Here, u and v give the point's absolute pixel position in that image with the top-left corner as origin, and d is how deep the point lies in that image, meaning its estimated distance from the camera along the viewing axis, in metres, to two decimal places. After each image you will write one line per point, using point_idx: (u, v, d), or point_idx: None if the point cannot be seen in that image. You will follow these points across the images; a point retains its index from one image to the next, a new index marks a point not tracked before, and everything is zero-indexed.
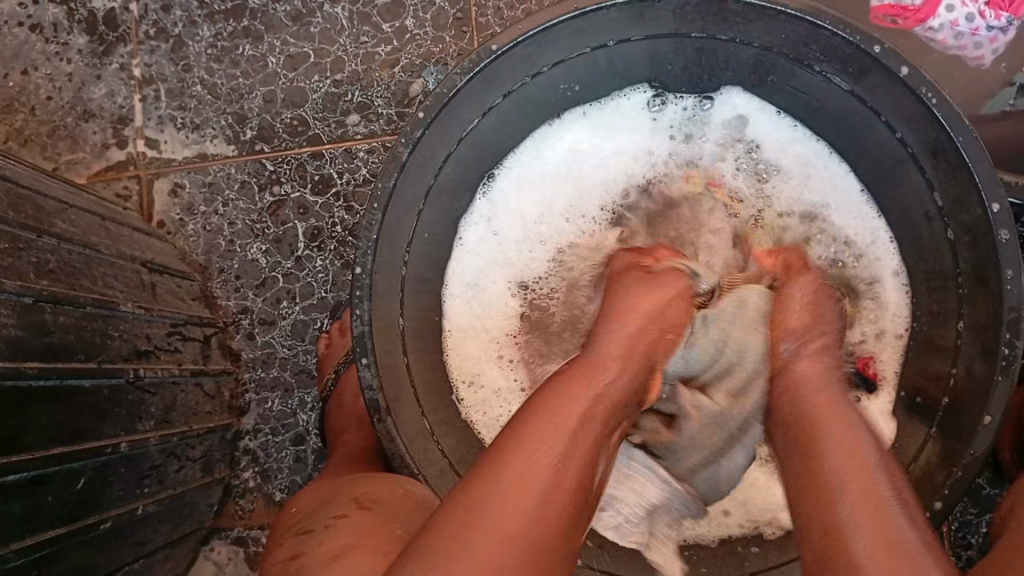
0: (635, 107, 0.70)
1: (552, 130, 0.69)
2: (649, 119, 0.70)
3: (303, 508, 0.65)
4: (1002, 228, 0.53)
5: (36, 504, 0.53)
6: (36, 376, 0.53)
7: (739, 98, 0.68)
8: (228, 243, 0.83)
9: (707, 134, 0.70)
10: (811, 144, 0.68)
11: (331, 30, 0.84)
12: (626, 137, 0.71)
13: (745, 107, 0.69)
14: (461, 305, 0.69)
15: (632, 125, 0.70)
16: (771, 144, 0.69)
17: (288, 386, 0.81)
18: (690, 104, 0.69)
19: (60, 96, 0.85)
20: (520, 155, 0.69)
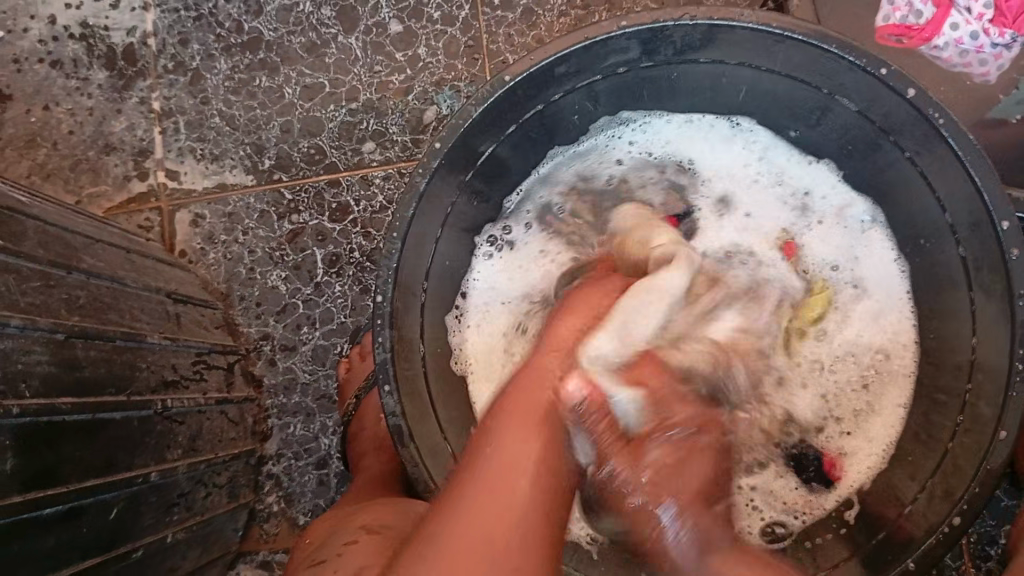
0: (713, 134, 0.71)
1: (622, 130, 0.71)
2: (722, 143, 0.72)
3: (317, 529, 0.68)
4: (1012, 246, 0.54)
5: (70, 535, 0.54)
6: (70, 411, 0.54)
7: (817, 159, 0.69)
8: (249, 270, 0.84)
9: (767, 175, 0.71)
10: (856, 209, 0.68)
11: (346, 60, 0.86)
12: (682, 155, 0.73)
13: (816, 165, 0.69)
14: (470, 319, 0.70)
15: (709, 148, 0.72)
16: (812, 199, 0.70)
17: (309, 411, 0.82)
18: (765, 140, 0.70)
19: (82, 130, 0.88)
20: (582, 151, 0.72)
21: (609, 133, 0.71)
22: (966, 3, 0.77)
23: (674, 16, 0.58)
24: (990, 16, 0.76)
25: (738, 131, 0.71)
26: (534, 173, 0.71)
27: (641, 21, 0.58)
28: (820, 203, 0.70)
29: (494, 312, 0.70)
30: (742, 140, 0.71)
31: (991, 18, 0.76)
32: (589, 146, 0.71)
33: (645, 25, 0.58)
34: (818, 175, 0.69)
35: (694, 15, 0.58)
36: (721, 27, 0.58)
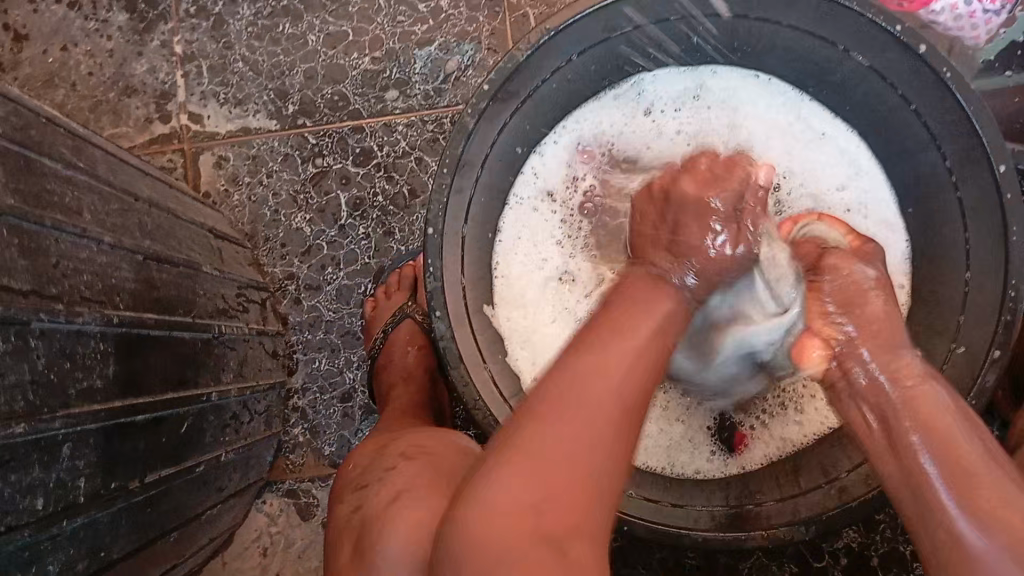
0: (763, 86, 0.74)
1: (645, 74, 0.74)
2: (738, 102, 0.74)
3: (354, 462, 0.64)
4: (1007, 189, 0.60)
5: (153, 443, 0.57)
6: (152, 326, 0.57)
7: (850, 133, 0.73)
8: (273, 212, 0.87)
9: (800, 130, 0.74)
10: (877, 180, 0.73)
11: (369, 10, 0.88)
12: (737, 105, 0.75)
13: (848, 136, 0.73)
14: (508, 252, 0.75)
15: (748, 106, 0.74)
16: (854, 165, 0.73)
17: (334, 347, 0.86)
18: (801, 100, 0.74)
19: (102, 72, 0.89)
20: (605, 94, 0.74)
21: (641, 83, 0.75)
22: None
23: None
24: None
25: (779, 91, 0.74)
26: (580, 112, 0.75)
27: None
28: (863, 167, 0.73)
29: (534, 211, 0.76)
30: (784, 96, 0.74)
31: None
32: (624, 88, 0.74)
33: None
34: (848, 141, 0.73)
35: None
36: None
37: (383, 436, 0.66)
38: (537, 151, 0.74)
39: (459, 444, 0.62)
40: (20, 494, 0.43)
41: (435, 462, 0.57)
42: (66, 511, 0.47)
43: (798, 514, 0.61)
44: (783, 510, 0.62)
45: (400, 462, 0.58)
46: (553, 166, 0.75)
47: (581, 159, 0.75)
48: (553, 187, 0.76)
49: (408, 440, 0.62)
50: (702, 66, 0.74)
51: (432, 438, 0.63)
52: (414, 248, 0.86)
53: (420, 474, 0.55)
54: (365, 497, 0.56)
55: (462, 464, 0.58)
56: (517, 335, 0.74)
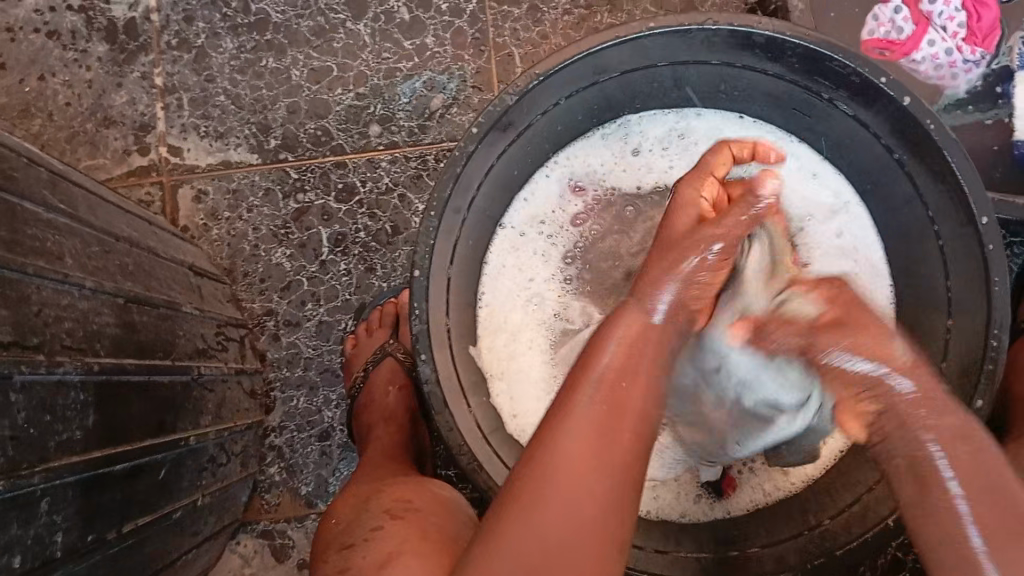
0: (750, 128, 0.74)
1: (633, 115, 0.75)
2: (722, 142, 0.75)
3: (339, 516, 0.63)
4: (989, 241, 0.59)
5: (131, 492, 0.55)
6: (133, 371, 0.56)
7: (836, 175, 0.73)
8: (253, 247, 0.86)
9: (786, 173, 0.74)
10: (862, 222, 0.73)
11: (354, 46, 0.88)
12: None
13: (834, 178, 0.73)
14: (494, 286, 0.74)
15: None
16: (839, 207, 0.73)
17: (313, 384, 0.85)
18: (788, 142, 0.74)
19: (80, 102, 0.88)
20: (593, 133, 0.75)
21: (628, 123, 0.75)
22: (942, 21, 0.78)
23: (698, 21, 0.62)
24: (963, 35, 0.78)
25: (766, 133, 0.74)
26: (568, 149, 0.75)
27: (667, 23, 0.62)
28: (849, 211, 0.73)
29: (519, 243, 0.75)
30: (771, 138, 0.74)
31: (964, 36, 0.78)
32: (612, 126, 0.75)
33: (671, 28, 0.62)
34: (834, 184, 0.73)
35: (716, 20, 0.62)
36: (739, 33, 0.63)
37: (367, 488, 0.65)
38: (523, 186, 0.74)
39: (445, 502, 0.62)
40: None
41: (419, 523, 0.56)
42: (43, 567, 0.46)
43: (782, 563, 0.60)
44: (766, 560, 0.61)
45: (385, 523, 0.57)
46: (541, 201, 0.75)
47: (568, 195, 0.76)
48: (539, 220, 0.75)
49: (392, 495, 0.61)
50: (689, 108, 0.74)
51: (417, 493, 0.62)
52: (396, 285, 0.86)
53: (408, 537, 0.54)
54: (353, 559, 0.55)
55: (448, 526, 0.58)
56: (504, 369, 0.73)
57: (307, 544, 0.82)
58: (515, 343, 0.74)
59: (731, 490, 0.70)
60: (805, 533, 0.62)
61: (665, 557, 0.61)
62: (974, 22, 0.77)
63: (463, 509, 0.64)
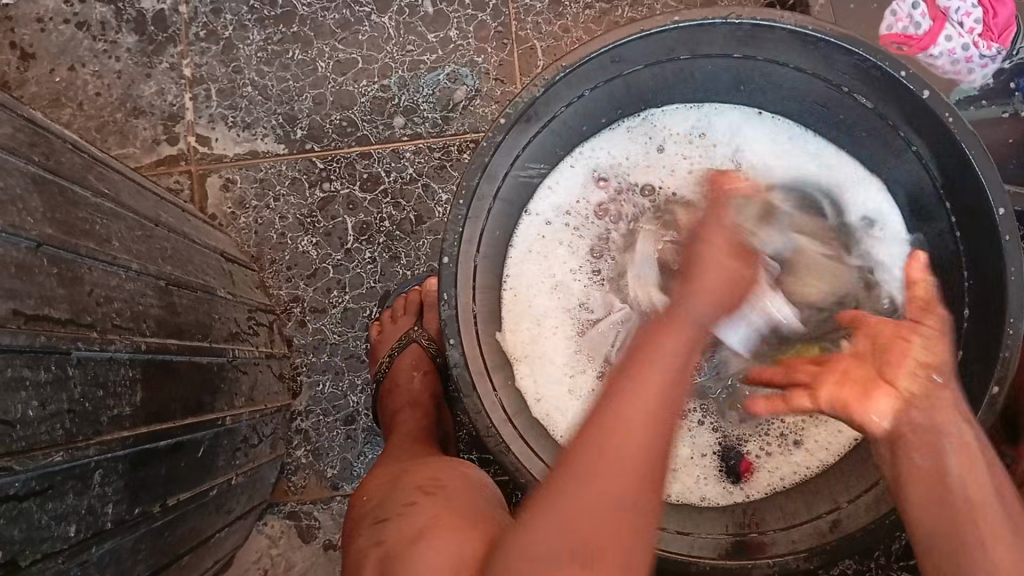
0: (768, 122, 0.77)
1: (653, 110, 0.77)
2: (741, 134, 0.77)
3: (372, 496, 0.64)
4: (1006, 231, 0.60)
5: (173, 468, 0.57)
6: (176, 351, 0.58)
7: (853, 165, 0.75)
8: (279, 235, 0.88)
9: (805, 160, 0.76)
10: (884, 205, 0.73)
11: (379, 38, 0.90)
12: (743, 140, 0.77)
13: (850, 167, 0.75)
14: (522, 272, 0.76)
15: (753, 140, 0.77)
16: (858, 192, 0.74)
17: (338, 369, 0.87)
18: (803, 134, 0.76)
19: (110, 92, 0.90)
20: (616, 126, 0.77)
21: (648, 119, 0.77)
22: (959, 16, 0.79)
23: (722, 15, 0.63)
24: (979, 31, 0.79)
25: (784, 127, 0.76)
26: (591, 142, 0.77)
27: (692, 17, 0.63)
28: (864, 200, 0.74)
29: (543, 233, 0.77)
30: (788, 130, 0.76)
31: (981, 32, 0.79)
32: (634, 121, 0.77)
33: (696, 21, 0.64)
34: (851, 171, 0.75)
35: (740, 14, 0.63)
36: (763, 27, 0.64)
37: (393, 469, 0.66)
38: (546, 176, 0.76)
39: (471, 480, 0.64)
40: (56, 521, 0.44)
41: (449, 500, 0.58)
42: (96, 537, 0.48)
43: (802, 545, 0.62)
44: (786, 542, 0.63)
45: (419, 498, 0.58)
46: (563, 191, 0.77)
47: (592, 185, 0.77)
48: (563, 210, 0.77)
49: (420, 472, 0.63)
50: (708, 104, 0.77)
51: (443, 471, 0.64)
52: (420, 274, 0.87)
53: (440, 511, 0.56)
54: (386, 531, 0.56)
55: (473, 501, 0.59)
56: (528, 352, 0.75)
57: (333, 525, 0.84)
58: (540, 328, 0.76)
59: (751, 474, 0.72)
60: (824, 516, 0.64)
61: (683, 536, 0.62)
62: (991, 18, 0.78)
63: (487, 486, 0.65)
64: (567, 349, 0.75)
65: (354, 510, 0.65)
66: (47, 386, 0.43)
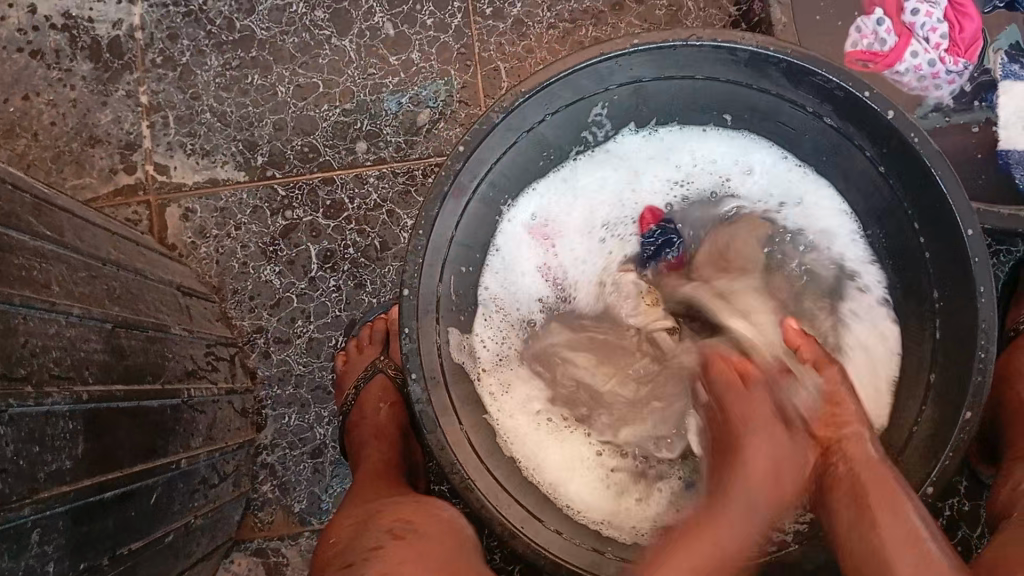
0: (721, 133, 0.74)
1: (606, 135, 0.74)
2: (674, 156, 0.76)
3: (336, 541, 0.62)
4: (976, 253, 0.59)
5: (121, 518, 0.55)
6: (123, 397, 0.56)
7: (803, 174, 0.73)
8: (242, 264, 0.86)
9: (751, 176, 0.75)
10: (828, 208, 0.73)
11: (340, 62, 0.88)
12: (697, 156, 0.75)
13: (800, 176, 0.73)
14: (485, 318, 0.73)
15: (706, 153, 0.75)
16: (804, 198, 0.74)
17: (304, 402, 0.85)
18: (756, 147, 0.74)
19: (65, 122, 0.88)
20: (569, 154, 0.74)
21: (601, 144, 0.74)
22: (925, 31, 0.78)
23: (682, 37, 0.62)
24: (946, 46, 0.77)
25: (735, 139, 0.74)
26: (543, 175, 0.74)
27: (652, 40, 0.62)
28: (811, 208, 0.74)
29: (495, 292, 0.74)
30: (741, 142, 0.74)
31: (947, 47, 0.77)
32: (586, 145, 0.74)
33: (656, 44, 0.62)
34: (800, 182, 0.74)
35: (700, 36, 0.62)
36: (723, 48, 0.63)
37: (363, 507, 0.65)
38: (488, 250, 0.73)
39: (450, 527, 0.62)
40: None
41: (424, 547, 0.57)
42: None
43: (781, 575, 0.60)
44: None
45: (387, 542, 0.57)
46: (507, 244, 0.74)
47: (535, 231, 0.75)
48: (506, 265, 0.74)
49: (393, 513, 0.62)
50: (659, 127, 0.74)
51: (414, 511, 0.62)
52: (385, 301, 0.86)
53: (410, 558, 0.55)
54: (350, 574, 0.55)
55: (446, 549, 0.58)
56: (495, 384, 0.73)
57: (302, 562, 0.82)
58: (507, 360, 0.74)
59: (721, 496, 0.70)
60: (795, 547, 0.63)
61: None
62: (957, 33, 0.77)
63: (460, 527, 0.64)
64: (537, 379, 0.74)
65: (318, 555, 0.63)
66: None
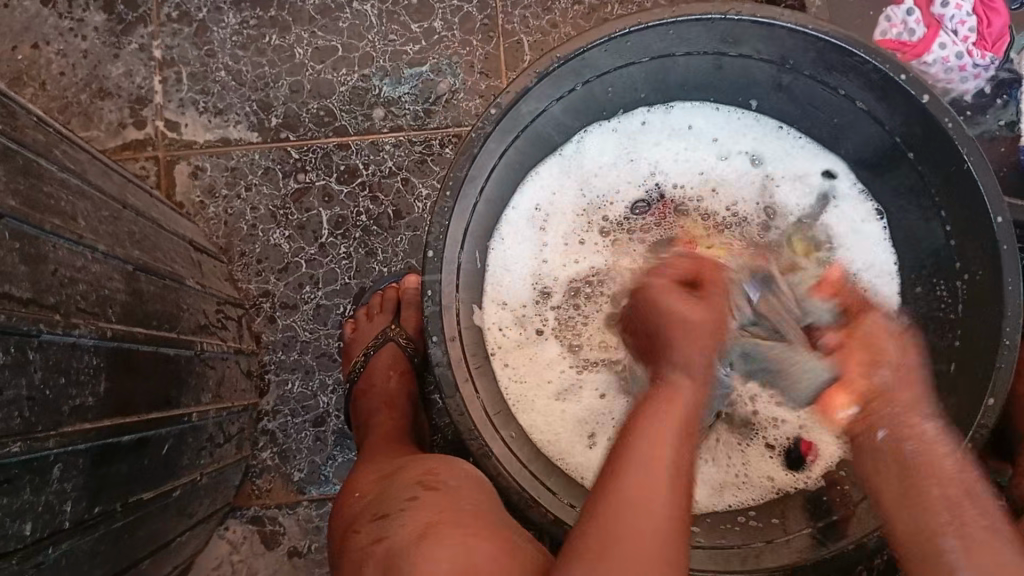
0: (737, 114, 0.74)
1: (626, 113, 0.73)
2: (694, 133, 0.74)
3: (362, 498, 0.61)
4: (1005, 240, 0.58)
5: (134, 465, 0.53)
6: (142, 341, 0.54)
7: (818, 159, 0.73)
8: (251, 227, 0.84)
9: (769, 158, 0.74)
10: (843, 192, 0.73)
11: (361, 27, 0.87)
12: (714, 137, 0.75)
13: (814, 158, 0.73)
14: (497, 300, 0.72)
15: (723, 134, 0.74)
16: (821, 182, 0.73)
17: (309, 369, 0.83)
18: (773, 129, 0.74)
19: (74, 73, 0.85)
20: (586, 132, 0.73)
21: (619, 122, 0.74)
22: (954, 25, 0.78)
23: (722, 10, 0.61)
24: (973, 40, 0.78)
25: (751, 122, 0.74)
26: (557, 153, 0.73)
27: (693, 11, 0.61)
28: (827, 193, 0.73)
29: (505, 276, 0.72)
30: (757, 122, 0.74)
31: (974, 41, 0.78)
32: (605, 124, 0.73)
33: (696, 16, 0.61)
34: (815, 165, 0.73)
35: (740, 10, 0.61)
36: (761, 25, 0.62)
37: (385, 467, 0.64)
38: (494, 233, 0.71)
39: (463, 471, 0.61)
40: (10, 518, 0.40)
41: (456, 495, 0.55)
42: (52, 537, 0.44)
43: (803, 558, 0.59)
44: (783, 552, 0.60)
45: (421, 493, 0.55)
46: (518, 225, 0.73)
47: (548, 211, 0.73)
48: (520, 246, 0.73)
49: (419, 468, 0.60)
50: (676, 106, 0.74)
51: (441, 465, 0.61)
52: (397, 270, 0.84)
53: (444, 505, 0.53)
54: (388, 526, 0.53)
55: (477, 498, 0.56)
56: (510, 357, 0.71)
57: (299, 532, 0.80)
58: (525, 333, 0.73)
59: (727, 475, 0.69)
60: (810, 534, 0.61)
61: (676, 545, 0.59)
62: (985, 27, 0.78)
63: (482, 481, 0.63)
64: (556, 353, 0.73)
65: (341, 517, 0.62)
66: (6, 370, 0.39)
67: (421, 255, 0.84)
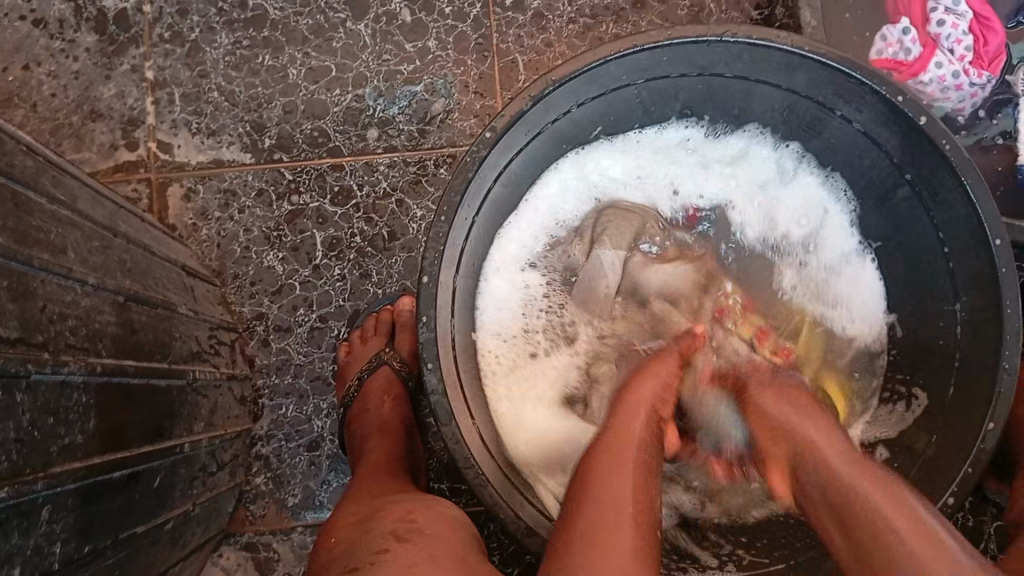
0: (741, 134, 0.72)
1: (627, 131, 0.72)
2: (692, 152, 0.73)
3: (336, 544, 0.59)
4: (1003, 263, 0.57)
5: (125, 500, 0.52)
6: (133, 374, 0.53)
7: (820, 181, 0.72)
8: (244, 249, 0.84)
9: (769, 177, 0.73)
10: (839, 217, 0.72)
11: (354, 46, 0.86)
12: (715, 154, 0.73)
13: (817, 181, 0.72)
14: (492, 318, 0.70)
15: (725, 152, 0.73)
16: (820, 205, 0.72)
17: (303, 393, 0.82)
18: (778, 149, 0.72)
19: (65, 94, 0.84)
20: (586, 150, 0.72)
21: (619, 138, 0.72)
22: (950, 43, 0.78)
23: (717, 32, 0.60)
24: (970, 58, 0.78)
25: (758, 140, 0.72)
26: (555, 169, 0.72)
27: (688, 33, 0.60)
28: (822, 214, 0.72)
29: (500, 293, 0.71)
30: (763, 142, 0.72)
31: (971, 59, 0.78)
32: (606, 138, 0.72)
33: (691, 38, 0.60)
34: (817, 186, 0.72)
35: (735, 32, 0.60)
36: (758, 47, 0.61)
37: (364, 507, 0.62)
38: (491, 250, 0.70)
39: (444, 515, 0.59)
40: None
41: (425, 545, 0.53)
42: None
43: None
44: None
45: (388, 545, 0.53)
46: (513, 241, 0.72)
47: (542, 229, 0.73)
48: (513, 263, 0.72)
49: (393, 513, 0.58)
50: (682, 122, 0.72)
51: (414, 509, 0.59)
52: (392, 292, 0.83)
53: (411, 557, 0.51)
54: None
55: (449, 547, 0.54)
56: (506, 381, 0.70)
57: (293, 558, 0.79)
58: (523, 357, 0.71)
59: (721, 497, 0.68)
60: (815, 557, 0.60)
61: None
62: (981, 46, 0.77)
63: (463, 524, 0.61)
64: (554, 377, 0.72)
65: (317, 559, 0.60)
66: None
67: (415, 276, 0.83)
